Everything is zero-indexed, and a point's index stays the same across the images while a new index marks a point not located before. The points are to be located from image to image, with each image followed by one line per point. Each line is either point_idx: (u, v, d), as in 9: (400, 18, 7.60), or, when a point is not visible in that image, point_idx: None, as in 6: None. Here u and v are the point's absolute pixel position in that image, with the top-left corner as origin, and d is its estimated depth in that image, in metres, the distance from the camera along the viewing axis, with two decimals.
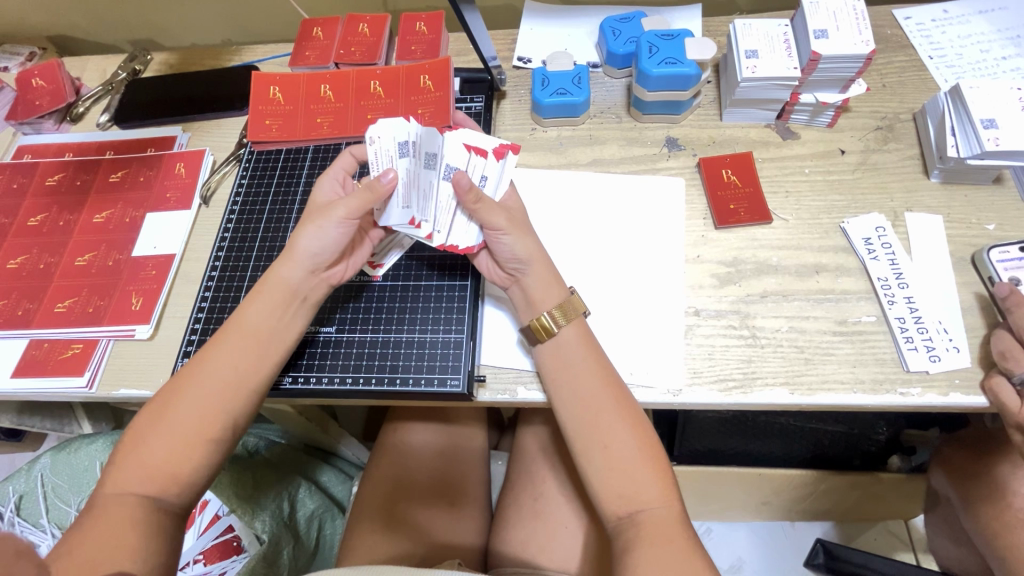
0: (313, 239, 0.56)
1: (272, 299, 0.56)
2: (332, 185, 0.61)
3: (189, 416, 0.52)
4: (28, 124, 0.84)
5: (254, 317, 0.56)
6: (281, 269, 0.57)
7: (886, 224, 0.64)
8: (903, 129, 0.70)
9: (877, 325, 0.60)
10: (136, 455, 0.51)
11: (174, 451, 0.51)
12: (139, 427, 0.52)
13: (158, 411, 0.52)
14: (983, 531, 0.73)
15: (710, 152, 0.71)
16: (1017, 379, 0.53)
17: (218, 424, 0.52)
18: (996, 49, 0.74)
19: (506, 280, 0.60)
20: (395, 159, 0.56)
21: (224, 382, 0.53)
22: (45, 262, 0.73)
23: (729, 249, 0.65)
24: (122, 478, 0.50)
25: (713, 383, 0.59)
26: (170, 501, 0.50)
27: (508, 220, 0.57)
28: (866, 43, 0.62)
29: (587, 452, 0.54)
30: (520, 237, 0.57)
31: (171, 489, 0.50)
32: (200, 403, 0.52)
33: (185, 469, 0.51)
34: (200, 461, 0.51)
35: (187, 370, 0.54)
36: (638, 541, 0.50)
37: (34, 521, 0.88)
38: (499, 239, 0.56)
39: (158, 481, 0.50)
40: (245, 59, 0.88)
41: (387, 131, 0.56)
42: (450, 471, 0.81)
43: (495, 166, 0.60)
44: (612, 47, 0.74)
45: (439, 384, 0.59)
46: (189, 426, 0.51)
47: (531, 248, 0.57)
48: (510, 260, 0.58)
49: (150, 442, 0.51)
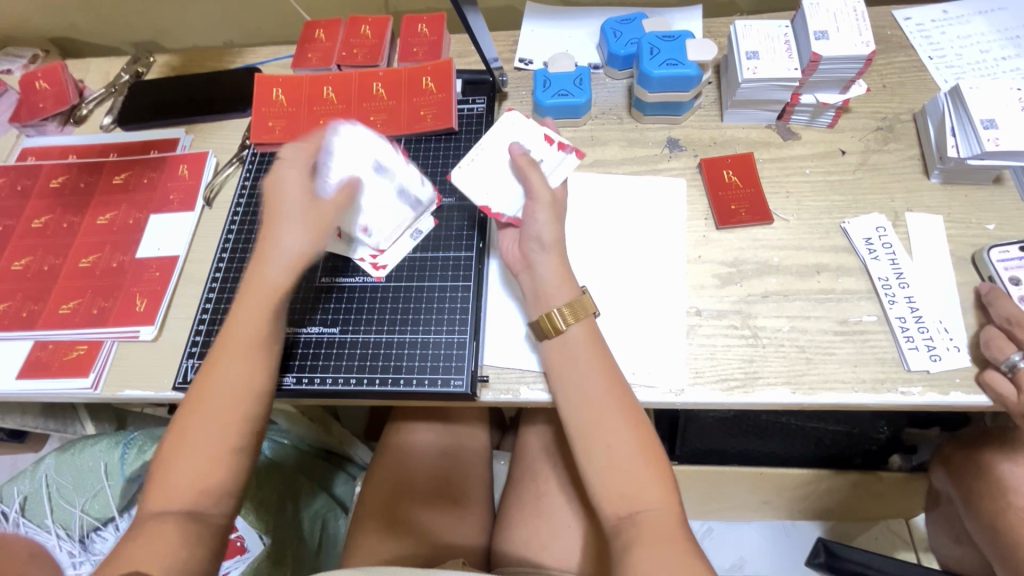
0: (302, 246, 0.57)
1: (263, 305, 0.56)
2: (297, 178, 0.59)
3: (207, 430, 0.52)
4: (31, 126, 0.85)
5: (244, 323, 0.56)
6: (270, 275, 0.57)
7: (886, 224, 0.64)
8: (903, 130, 0.71)
9: (878, 324, 0.60)
10: (166, 477, 0.51)
11: (198, 466, 0.51)
12: (164, 453, 0.52)
13: (179, 432, 0.53)
14: (984, 529, 0.73)
15: (711, 153, 0.72)
16: (1005, 368, 0.54)
17: (236, 434, 0.53)
18: (995, 50, 0.74)
19: (520, 265, 0.62)
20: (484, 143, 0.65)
21: (230, 390, 0.53)
22: (49, 264, 0.73)
23: (730, 249, 0.66)
24: (156, 501, 0.50)
25: (715, 382, 0.59)
26: (209, 512, 0.51)
27: (548, 201, 0.60)
28: (866, 44, 0.63)
29: (589, 451, 0.54)
30: (551, 219, 0.59)
31: (203, 502, 0.51)
32: (220, 414, 0.53)
33: (216, 480, 0.51)
34: (226, 471, 0.52)
35: (196, 385, 0.54)
36: (641, 540, 0.50)
37: (39, 521, 0.88)
38: (532, 215, 0.59)
39: (192, 496, 0.50)
40: (247, 61, 0.89)
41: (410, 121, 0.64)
42: (454, 471, 0.81)
43: (557, 154, 0.64)
44: (613, 49, 0.75)
45: (443, 384, 0.60)
46: (208, 438, 0.52)
47: (555, 234, 0.59)
48: (533, 242, 0.59)
49: (178, 459, 0.51)
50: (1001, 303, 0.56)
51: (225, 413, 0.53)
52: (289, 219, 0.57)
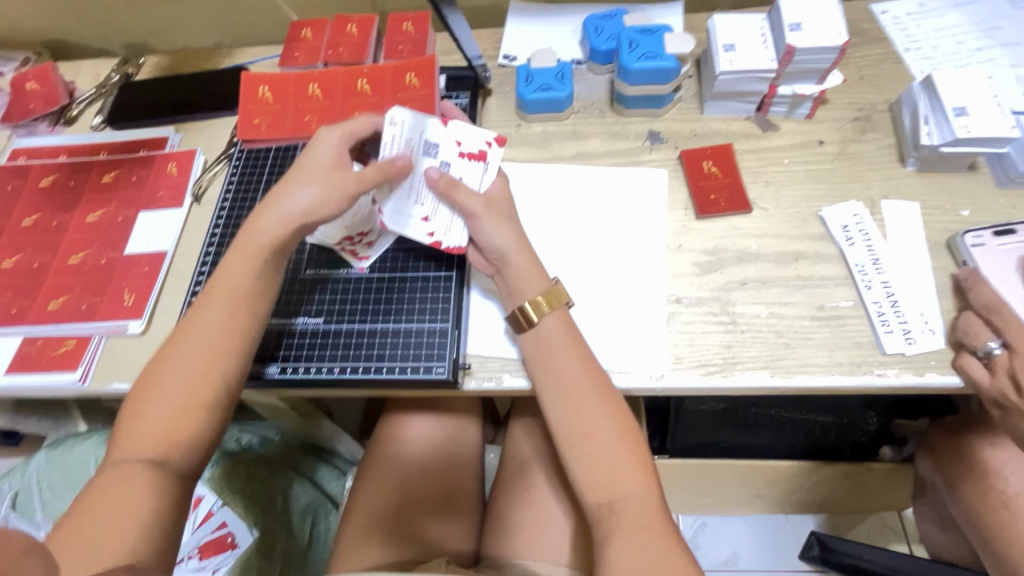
0: (302, 200, 0.58)
1: (254, 252, 0.57)
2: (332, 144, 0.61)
3: (182, 350, 0.54)
4: (22, 126, 0.86)
5: (235, 272, 0.57)
6: (265, 224, 0.58)
7: (863, 211, 0.65)
8: (880, 120, 0.72)
9: (854, 309, 0.61)
10: (158, 386, 0.53)
11: (209, 349, 0.54)
12: (153, 366, 0.54)
13: (148, 382, 0.54)
14: (965, 513, 0.74)
15: (691, 144, 0.73)
16: (981, 353, 0.55)
17: (243, 336, 0.56)
18: (970, 41, 0.75)
19: (489, 268, 0.62)
20: (413, 151, 0.60)
21: (215, 342, 0.54)
22: (39, 260, 0.74)
23: (710, 238, 0.66)
24: (123, 449, 0.51)
25: (694, 367, 0.60)
26: (176, 464, 0.52)
27: (488, 209, 0.59)
28: (840, 34, 0.64)
29: (569, 440, 0.55)
30: (498, 226, 0.59)
31: (213, 395, 0.53)
32: (198, 357, 0.54)
33: (186, 433, 0.52)
34: (239, 346, 0.55)
35: (180, 326, 0.56)
36: (617, 529, 0.51)
37: (28, 517, 0.85)
38: (477, 225, 0.59)
39: (159, 448, 0.51)
40: (235, 61, 0.90)
41: (408, 123, 0.60)
42: (443, 464, 0.82)
43: (476, 169, 0.62)
44: (595, 44, 0.76)
45: (425, 371, 0.60)
46: (200, 347, 0.54)
47: (507, 237, 0.59)
48: (491, 250, 0.60)
49: (149, 411, 0.52)
50: (971, 287, 0.58)
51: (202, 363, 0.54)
52: (304, 175, 0.59)
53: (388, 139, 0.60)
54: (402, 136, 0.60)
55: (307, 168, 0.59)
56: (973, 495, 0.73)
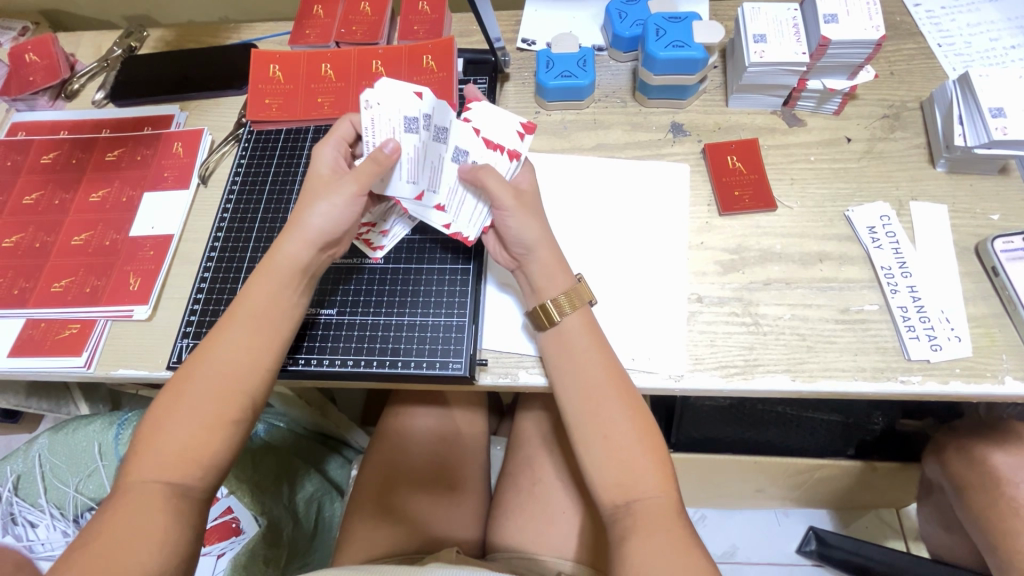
0: (323, 216, 0.56)
1: (281, 276, 0.56)
2: (332, 156, 0.59)
3: (208, 364, 0.53)
4: (21, 101, 0.82)
5: (262, 295, 0.55)
6: (288, 244, 0.56)
7: (890, 213, 0.64)
8: (910, 118, 0.70)
9: (879, 313, 0.60)
10: (180, 405, 0.51)
11: (234, 371, 0.53)
12: (175, 386, 0.52)
13: (172, 397, 0.52)
14: (974, 519, 0.74)
15: (716, 138, 0.71)
16: None
17: (270, 356, 0.55)
18: (1004, 38, 0.73)
19: (511, 262, 0.60)
20: (398, 130, 0.54)
21: (243, 358, 0.53)
22: (40, 241, 0.72)
23: (733, 236, 0.65)
24: (139, 468, 0.49)
25: (715, 368, 0.59)
26: (193, 485, 0.50)
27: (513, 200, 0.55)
28: (876, 28, 0.62)
29: (588, 439, 0.54)
30: (526, 220, 0.56)
31: (239, 416, 0.52)
32: (221, 374, 0.52)
33: (209, 452, 0.51)
34: (267, 366, 0.54)
35: (201, 347, 0.54)
36: (635, 530, 0.50)
37: (32, 500, 0.89)
38: (505, 220, 0.56)
39: (181, 467, 0.50)
40: (243, 37, 0.86)
41: (389, 100, 0.53)
42: (450, 455, 0.81)
43: (506, 163, 0.58)
44: (618, 30, 0.73)
45: (440, 366, 0.59)
46: (228, 372, 0.53)
47: (534, 232, 0.56)
48: (515, 245, 0.57)
49: (167, 428, 0.50)
50: None
51: (228, 381, 0.52)
52: (315, 191, 0.57)
53: (369, 121, 0.55)
54: (385, 117, 0.54)
55: (315, 181, 0.58)
56: (983, 501, 0.72)
